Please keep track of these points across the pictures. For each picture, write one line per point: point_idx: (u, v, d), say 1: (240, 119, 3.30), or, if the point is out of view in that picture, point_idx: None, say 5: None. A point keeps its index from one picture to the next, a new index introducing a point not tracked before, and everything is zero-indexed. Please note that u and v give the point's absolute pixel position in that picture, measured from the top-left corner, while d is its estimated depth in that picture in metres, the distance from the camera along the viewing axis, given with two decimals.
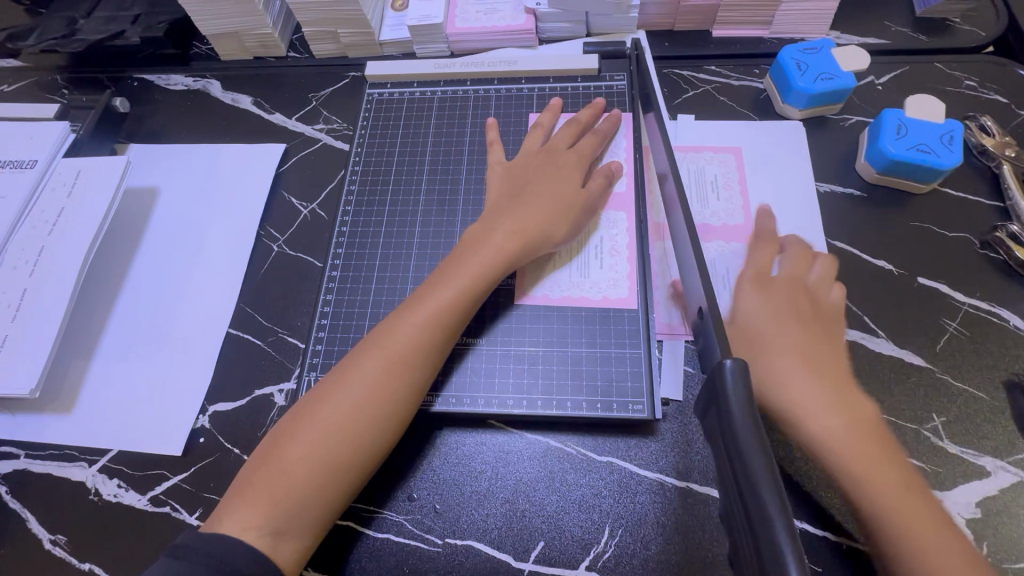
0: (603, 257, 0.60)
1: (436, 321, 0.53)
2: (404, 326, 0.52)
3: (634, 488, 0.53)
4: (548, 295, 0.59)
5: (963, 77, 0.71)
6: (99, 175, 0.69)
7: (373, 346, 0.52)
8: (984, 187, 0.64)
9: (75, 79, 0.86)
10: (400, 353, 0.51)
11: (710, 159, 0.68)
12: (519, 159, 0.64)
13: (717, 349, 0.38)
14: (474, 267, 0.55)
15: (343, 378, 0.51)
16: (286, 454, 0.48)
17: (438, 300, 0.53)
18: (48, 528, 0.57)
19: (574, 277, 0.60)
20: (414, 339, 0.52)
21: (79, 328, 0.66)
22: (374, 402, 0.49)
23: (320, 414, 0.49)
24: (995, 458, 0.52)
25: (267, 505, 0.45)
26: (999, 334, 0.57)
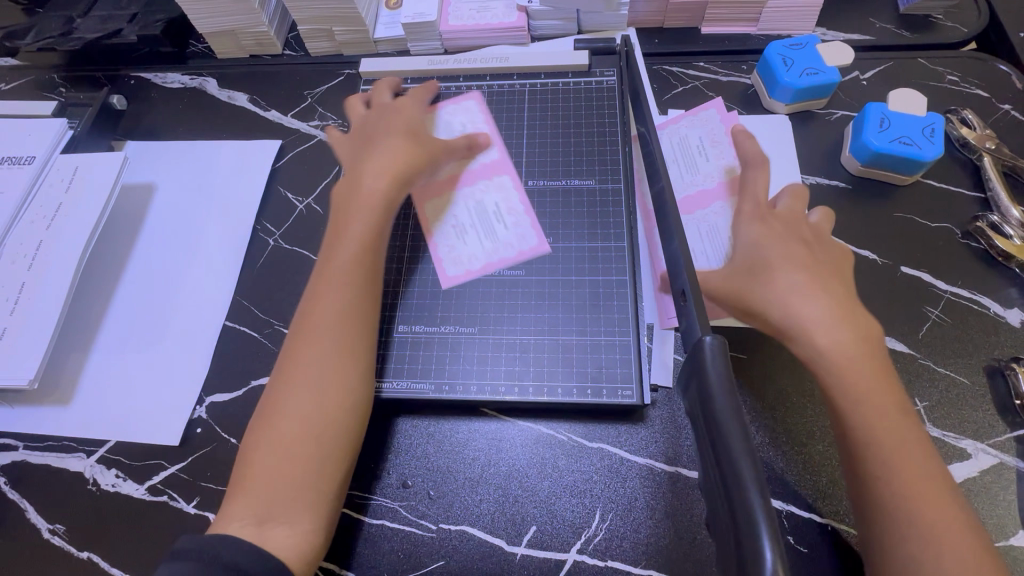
0: (493, 216, 0.64)
1: (351, 279, 0.55)
2: (321, 303, 0.53)
3: (624, 473, 0.54)
4: (451, 271, 0.62)
5: (945, 72, 0.72)
6: (97, 171, 0.70)
7: (297, 336, 0.53)
8: (965, 179, 0.65)
9: (73, 77, 0.87)
10: (324, 322, 0.52)
11: (692, 123, 0.70)
12: (357, 120, 0.67)
13: (697, 330, 0.40)
14: (365, 222, 0.57)
15: (286, 372, 0.51)
16: (270, 453, 0.48)
17: (351, 262, 0.55)
18: (47, 518, 0.57)
19: (473, 243, 0.63)
20: (335, 307, 0.53)
21: (77, 321, 0.67)
22: (318, 377, 0.50)
23: (283, 410, 0.49)
24: (975, 441, 0.53)
25: (266, 503, 0.46)
26: (979, 320, 0.58)
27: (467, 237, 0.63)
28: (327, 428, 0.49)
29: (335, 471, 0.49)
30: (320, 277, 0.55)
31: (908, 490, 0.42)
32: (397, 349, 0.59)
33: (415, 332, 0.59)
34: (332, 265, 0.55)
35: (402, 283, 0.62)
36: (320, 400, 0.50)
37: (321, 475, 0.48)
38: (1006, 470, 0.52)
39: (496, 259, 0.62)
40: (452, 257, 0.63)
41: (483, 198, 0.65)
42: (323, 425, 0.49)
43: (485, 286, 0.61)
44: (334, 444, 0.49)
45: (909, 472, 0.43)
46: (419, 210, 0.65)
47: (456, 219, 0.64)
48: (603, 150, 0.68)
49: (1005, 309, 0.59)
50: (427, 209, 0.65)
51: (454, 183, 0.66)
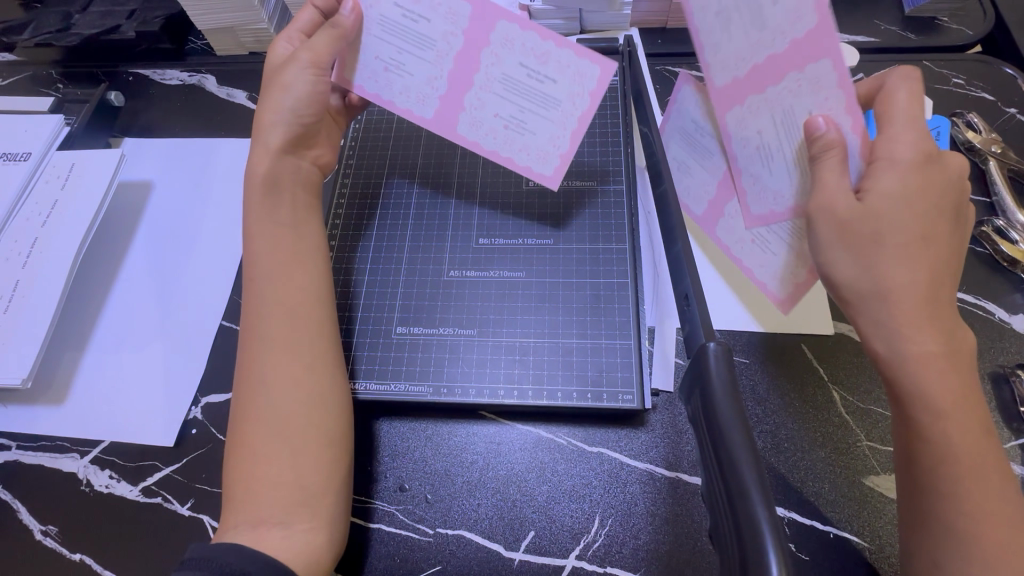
0: (530, 79, 0.50)
1: (288, 273, 0.53)
2: (271, 307, 0.52)
3: (624, 478, 0.53)
4: (543, 169, 0.55)
5: (950, 75, 0.72)
6: (93, 168, 0.69)
7: (246, 344, 0.51)
8: (970, 183, 0.65)
9: (70, 73, 0.86)
10: (278, 322, 0.51)
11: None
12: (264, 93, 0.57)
13: (700, 336, 0.39)
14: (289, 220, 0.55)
15: (243, 382, 0.50)
16: (253, 467, 0.46)
17: (288, 257, 0.54)
18: (39, 519, 0.57)
19: (540, 125, 0.53)
20: (276, 307, 0.52)
21: (72, 319, 0.66)
22: (285, 380, 0.49)
23: (251, 420, 0.48)
24: None
25: (253, 519, 0.45)
26: (984, 326, 0.57)
27: (528, 122, 0.53)
28: (295, 426, 0.48)
29: (319, 473, 0.47)
30: (253, 280, 0.53)
31: (971, 512, 0.41)
32: (395, 351, 0.58)
33: (413, 334, 0.59)
34: (266, 264, 0.53)
35: (401, 284, 0.61)
36: (285, 402, 0.48)
37: (307, 480, 0.47)
38: None
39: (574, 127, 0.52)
40: (532, 154, 0.55)
41: (504, 63, 0.50)
42: (290, 426, 0.48)
43: (484, 287, 0.60)
44: (309, 442, 0.48)
45: (971, 486, 0.41)
46: (464, 135, 0.55)
47: (498, 108, 0.53)
48: (605, 150, 0.67)
49: (1010, 315, 0.58)
50: (466, 124, 0.55)
51: (454, 76, 0.52)
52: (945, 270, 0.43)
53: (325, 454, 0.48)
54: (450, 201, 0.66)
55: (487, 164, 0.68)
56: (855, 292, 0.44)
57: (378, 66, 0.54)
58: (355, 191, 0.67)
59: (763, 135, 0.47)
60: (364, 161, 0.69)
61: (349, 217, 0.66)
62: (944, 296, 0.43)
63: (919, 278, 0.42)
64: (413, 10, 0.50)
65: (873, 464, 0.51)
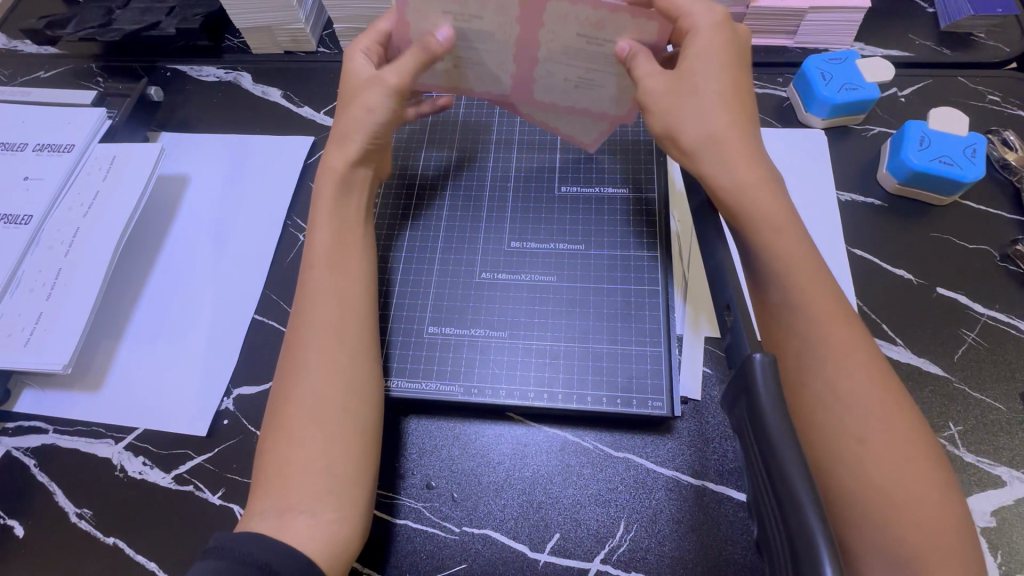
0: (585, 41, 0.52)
1: (341, 269, 0.55)
2: (321, 297, 0.53)
3: (651, 485, 0.53)
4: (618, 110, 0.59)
5: (986, 92, 0.71)
6: (134, 161, 0.71)
7: (298, 331, 0.52)
8: (1004, 202, 0.64)
9: (110, 68, 0.88)
10: (323, 315, 0.53)
11: None
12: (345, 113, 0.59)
13: (746, 345, 0.39)
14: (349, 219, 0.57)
15: (287, 367, 0.51)
16: (288, 456, 0.47)
17: (338, 253, 0.55)
18: (75, 502, 0.58)
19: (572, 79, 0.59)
20: (330, 298, 0.53)
21: (108, 308, 0.68)
22: (329, 371, 0.50)
23: (292, 407, 0.49)
24: (1011, 468, 0.52)
25: (283, 510, 0.45)
26: (1016, 345, 0.57)
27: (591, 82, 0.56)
28: (332, 420, 0.49)
29: (349, 468, 0.48)
30: (310, 270, 0.55)
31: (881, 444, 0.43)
32: (426, 351, 0.59)
33: (444, 333, 0.59)
34: (317, 258, 0.55)
35: (433, 284, 0.62)
36: (326, 393, 0.50)
37: (339, 474, 0.48)
38: None
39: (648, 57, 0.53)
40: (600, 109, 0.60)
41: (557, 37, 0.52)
42: (329, 418, 0.49)
43: (516, 289, 0.61)
44: (344, 436, 0.49)
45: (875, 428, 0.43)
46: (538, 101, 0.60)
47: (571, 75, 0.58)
48: (637, 157, 0.68)
49: None
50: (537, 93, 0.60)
51: (518, 69, 0.57)
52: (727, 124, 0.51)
53: (357, 449, 0.49)
54: (481, 205, 0.67)
55: (519, 168, 0.69)
56: (695, 144, 0.51)
57: None
58: (401, 196, 0.68)
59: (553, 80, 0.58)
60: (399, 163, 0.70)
61: (399, 224, 0.66)
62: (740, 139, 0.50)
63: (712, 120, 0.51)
64: None
65: None
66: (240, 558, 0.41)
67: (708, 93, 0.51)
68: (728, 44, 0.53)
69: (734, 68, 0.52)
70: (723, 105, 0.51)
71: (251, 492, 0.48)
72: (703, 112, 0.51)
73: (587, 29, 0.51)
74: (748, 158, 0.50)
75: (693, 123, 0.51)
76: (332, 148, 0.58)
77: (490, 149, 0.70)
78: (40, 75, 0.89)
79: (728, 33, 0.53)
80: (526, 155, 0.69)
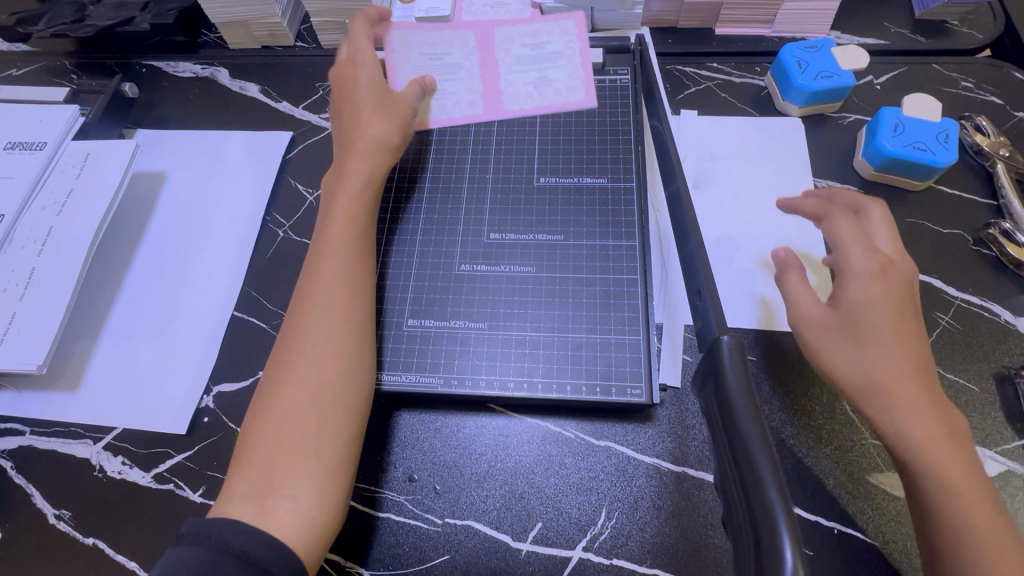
0: (533, 50, 0.72)
1: (344, 257, 0.55)
2: (318, 287, 0.54)
3: (632, 473, 0.54)
4: (575, 45, 0.72)
5: (960, 79, 0.72)
6: (109, 158, 0.70)
7: (297, 314, 0.53)
8: (978, 186, 0.65)
9: (84, 64, 0.87)
10: (314, 306, 0.53)
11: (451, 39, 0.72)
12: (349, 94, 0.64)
13: (714, 327, 0.40)
14: (353, 208, 0.57)
15: (281, 358, 0.51)
16: (274, 439, 0.47)
17: (341, 242, 0.56)
18: (53, 504, 0.58)
19: (522, 84, 0.71)
20: (332, 285, 0.54)
21: (85, 308, 0.67)
22: (313, 363, 0.50)
23: (286, 392, 0.49)
24: (983, 448, 0.53)
25: (262, 495, 0.45)
26: (989, 327, 0.58)
27: (549, 75, 0.72)
28: (324, 405, 0.49)
29: (334, 455, 0.48)
30: (316, 259, 0.55)
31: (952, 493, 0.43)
32: (405, 343, 0.59)
33: (423, 326, 0.59)
34: (327, 245, 0.56)
35: (412, 277, 0.62)
36: (318, 379, 0.49)
37: (323, 462, 0.47)
38: (1014, 478, 0.51)
39: (577, 58, 0.72)
40: (565, 93, 0.71)
41: (512, 54, 0.72)
42: (311, 411, 0.48)
43: (496, 281, 0.61)
44: (334, 423, 0.49)
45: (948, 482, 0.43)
46: (508, 109, 0.71)
47: (523, 79, 0.72)
48: (615, 148, 0.68)
49: (1016, 317, 0.58)
50: (507, 100, 0.71)
51: (484, 78, 0.72)
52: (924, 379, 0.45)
53: (342, 436, 0.49)
54: (461, 198, 0.66)
55: (498, 160, 0.69)
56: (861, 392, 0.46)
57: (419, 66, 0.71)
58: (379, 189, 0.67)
59: (511, 82, 0.71)
60: None
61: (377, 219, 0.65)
62: (932, 383, 0.45)
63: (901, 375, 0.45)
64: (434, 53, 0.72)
65: (878, 463, 0.52)
66: (216, 550, 0.41)
67: (887, 345, 0.46)
68: (900, 292, 0.47)
69: (908, 316, 0.47)
70: (897, 355, 0.45)
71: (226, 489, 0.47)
72: (863, 356, 0.46)
73: None
74: (898, 342, 0.46)
75: (852, 365, 0.46)
76: (349, 145, 0.61)
77: (471, 126, 0.71)
78: (11, 73, 0.87)
79: (894, 277, 0.48)
80: (505, 146, 0.69)
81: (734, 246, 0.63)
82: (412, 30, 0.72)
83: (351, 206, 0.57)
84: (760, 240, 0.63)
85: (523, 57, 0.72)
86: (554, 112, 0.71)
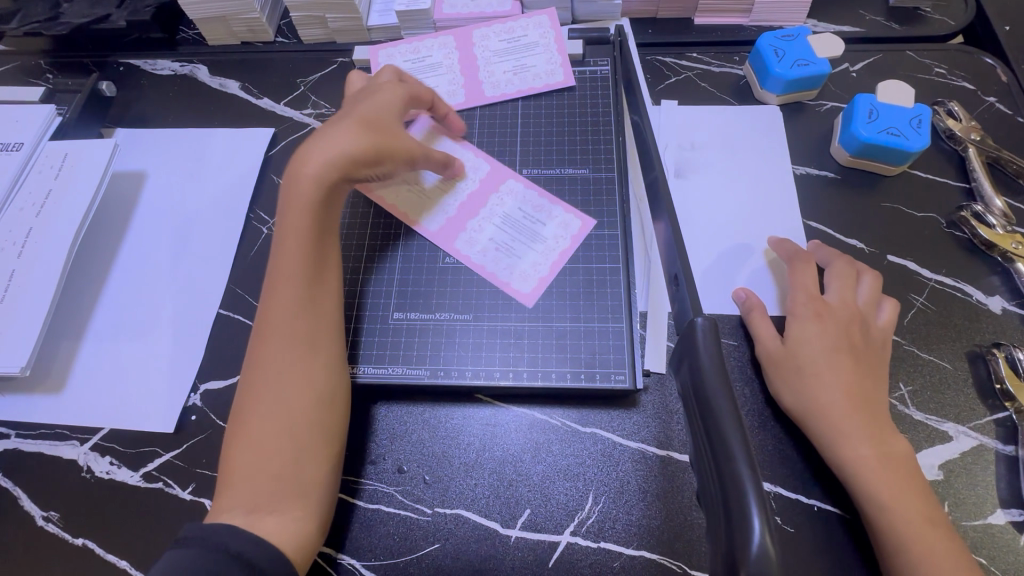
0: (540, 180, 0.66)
1: (305, 274, 0.54)
2: (280, 306, 0.52)
3: (617, 457, 0.55)
4: (574, 224, 0.63)
5: (933, 65, 0.74)
6: (88, 158, 0.69)
7: (258, 340, 0.52)
8: (951, 169, 0.67)
9: (60, 63, 0.85)
10: (279, 323, 0.52)
11: (433, 44, 0.76)
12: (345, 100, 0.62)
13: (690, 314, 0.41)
14: (303, 224, 0.54)
15: (253, 374, 0.51)
16: (249, 456, 0.47)
17: (300, 256, 0.54)
18: (42, 505, 0.57)
19: (491, 232, 0.63)
20: (288, 307, 0.52)
21: (68, 309, 0.67)
22: (284, 377, 0.50)
23: (255, 417, 0.49)
24: (956, 424, 0.54)
25: (248, 506, 0.45)
26: (962, 307, 0.60)
27: (527, 211, 0.64)
28: (293, 424, 0.49)
29: (316, 459, 0.49)
30: (273, 282, 0.54)
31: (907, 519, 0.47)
32: (391, 336, 0.59)
33: (409, 319, 0.60)
34: (284, 264, 0.54)
35: (397, 270, 0.62)
36: (285, 399, 0.49)
37: (306, 472, 0.48)
38: (986, 452, 0.53)
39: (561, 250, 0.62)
40: (559, 228, 0.63)
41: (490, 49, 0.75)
42: (291, 423, 0.49)
43: (481, 272, 0.61)
44: (307, 441, 0.49)
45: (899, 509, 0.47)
46: (489, 95, 0.73)
47: (491, 233, 0.63)
48: (597, 139, 0.69)
49: (987, 297, 0.60)
50: (462, 241, 0.63)
51: (461, 209, 0.64)
52: (868, 415, 0.51)
53: (321, 444, 0.50)
54: None
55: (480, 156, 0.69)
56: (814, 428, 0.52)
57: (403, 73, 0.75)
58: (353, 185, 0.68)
59: (483, 229, 0.63)
60: None
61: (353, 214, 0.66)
62: (874, 412, 0.51)
63: (844, 408, 0.51)
64: (416, 58, 0.76)
65: None
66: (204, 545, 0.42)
67: (829, 381, 0.52)
68: (839, 334, 0.54)
69: (847, 354, 0.53)
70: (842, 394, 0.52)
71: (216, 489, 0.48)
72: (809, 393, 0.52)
73: (531, 206, 0.64)
74: (844, 382, 0.52)
75: (805, 401, 0.52)
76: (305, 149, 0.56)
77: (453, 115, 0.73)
78: None
79: (831, 320, 0.55)
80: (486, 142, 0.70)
81: (716, 233, 0.64)
82: (392, 45, 0.77)
83: (304, 222, 0.54)
84: (739, 225, 0.64)
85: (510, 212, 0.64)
86: (534, 94, 0.73)
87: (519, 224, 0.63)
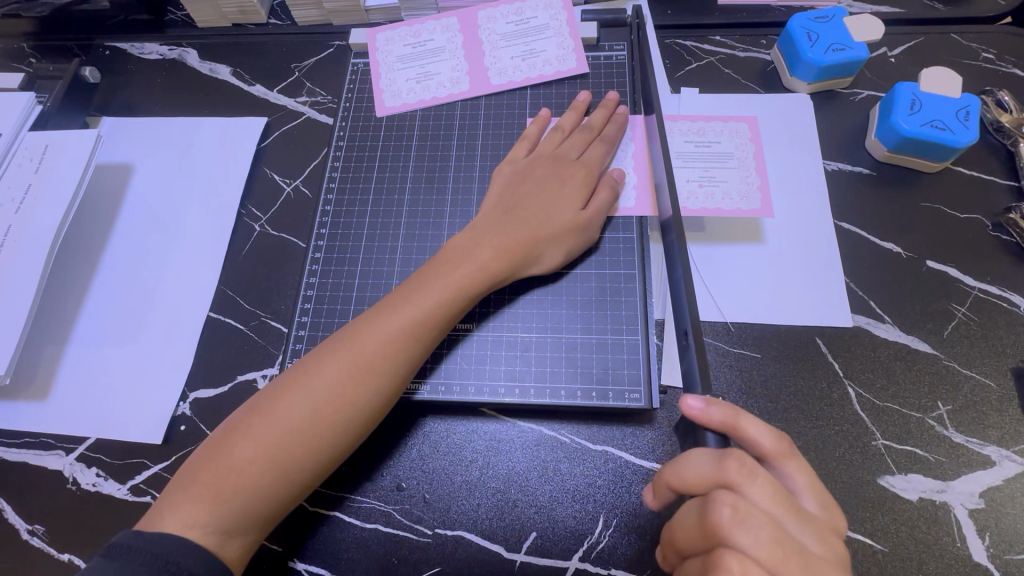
0: (699, 148, 0.61)
1: (405, 325, 0.49)
2: (371, 339, 0.49)
3: (629, 478, 0.51)
4: (751, 205, 0.58)
5: (980, 50, 0.67)
6: (69, 149, 0.65)
7: (338, 348, 0.49)
8: (998, 166, 0.61)
9: (42, 46, 0.81)
10: (362, 362, 0.48)
11: (435, 27, 0.71)
12: (529, 161, 0.60)
13: (699, 386, 0.42)
14: (453, 280, 0.51)
15: (299, 375, 0.48)
16: (236, 450, 0.45)
17: (415, 305, 0.50)
18: (26, 518, 0.55)
19: (683, 183, 0.59)
20: (382, 345, 0.48)
21: (52, 311, 0.63)
22: (319, 407, 0.46)
23: (277, 411, 0.46)
24: (999, 448, 0.50)
25: (211, 502, 0.44)
26: (1008, 318, 0.55)
27: (717, 176, 0.59)
28: (295, 450, 0.45)
29: (288, 488, 0.45)
30: (382, 309, 0.51)
31: None
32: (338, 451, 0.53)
33: None
34: (404, 304, 0.50)
35: (396, 273, 0.61)
36: (311, 420, 0.46)
37: (275, 494, 0.45)
38: None
39: (751, 165, 0.60)
40: (736, 197, 0.58)
41: (496, 32, 0.70)
42: (282, 445, 0.45)
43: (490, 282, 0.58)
44: (286, 470, 0.45)
45: None
46: (495, 83, 0.68)
47: (691, 175, 0.60)
48: None
49: None
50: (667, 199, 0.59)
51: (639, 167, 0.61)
52: None
53: (297, 481, 0.46)
54: (447, 201, 0.64)
55: (486, 151, 0.66)
56: None
57: (402, 56, 0.71)
58: (345, 192, 0.66)
59: (711, 174, 0.59)
60: (344, 155, 0.68)
61: (342, 224, 0.64)
62: None
63: None
64: (416, 41, 0.71)
65: (889, 463, 0.50)
66: None
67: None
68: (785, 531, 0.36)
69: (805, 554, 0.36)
70: None
71: (165, 493, 0.46)
72: None
73: (693, 135, 0.62)
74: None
75: None
76: (519, 214, 0.55)
77: (456, 103, 0.68)
78: None
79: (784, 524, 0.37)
80: (492, 140, 0.66)
81: (739, 236, 0.59)
82: (391, 27, 0.72)
83: (443, 294, 0.51)
84: (765, 225, 0.59)
85: (683, 157, 0.61)
86: (544, 82, 0.68)
87: (701, 158, 0.61)
